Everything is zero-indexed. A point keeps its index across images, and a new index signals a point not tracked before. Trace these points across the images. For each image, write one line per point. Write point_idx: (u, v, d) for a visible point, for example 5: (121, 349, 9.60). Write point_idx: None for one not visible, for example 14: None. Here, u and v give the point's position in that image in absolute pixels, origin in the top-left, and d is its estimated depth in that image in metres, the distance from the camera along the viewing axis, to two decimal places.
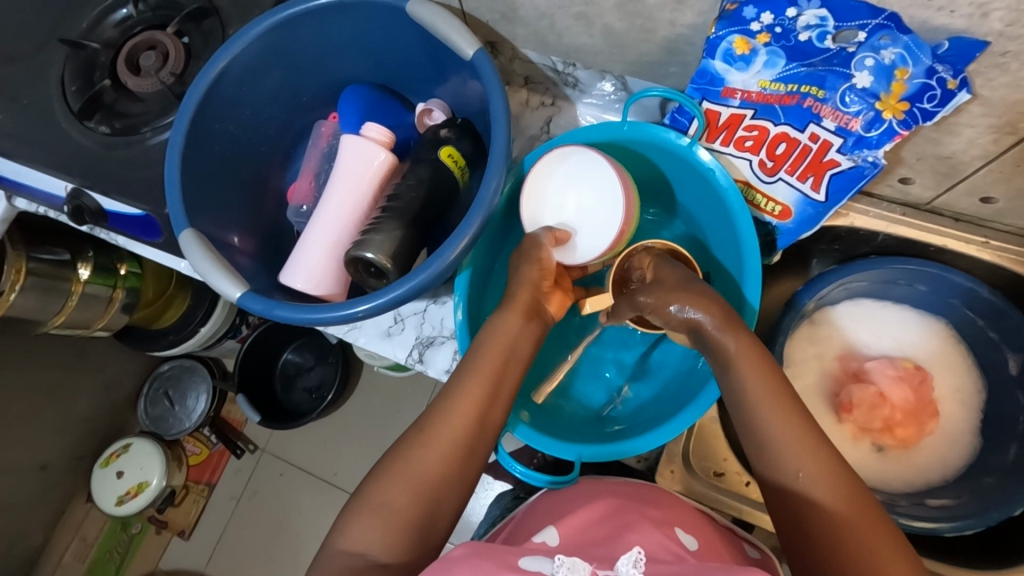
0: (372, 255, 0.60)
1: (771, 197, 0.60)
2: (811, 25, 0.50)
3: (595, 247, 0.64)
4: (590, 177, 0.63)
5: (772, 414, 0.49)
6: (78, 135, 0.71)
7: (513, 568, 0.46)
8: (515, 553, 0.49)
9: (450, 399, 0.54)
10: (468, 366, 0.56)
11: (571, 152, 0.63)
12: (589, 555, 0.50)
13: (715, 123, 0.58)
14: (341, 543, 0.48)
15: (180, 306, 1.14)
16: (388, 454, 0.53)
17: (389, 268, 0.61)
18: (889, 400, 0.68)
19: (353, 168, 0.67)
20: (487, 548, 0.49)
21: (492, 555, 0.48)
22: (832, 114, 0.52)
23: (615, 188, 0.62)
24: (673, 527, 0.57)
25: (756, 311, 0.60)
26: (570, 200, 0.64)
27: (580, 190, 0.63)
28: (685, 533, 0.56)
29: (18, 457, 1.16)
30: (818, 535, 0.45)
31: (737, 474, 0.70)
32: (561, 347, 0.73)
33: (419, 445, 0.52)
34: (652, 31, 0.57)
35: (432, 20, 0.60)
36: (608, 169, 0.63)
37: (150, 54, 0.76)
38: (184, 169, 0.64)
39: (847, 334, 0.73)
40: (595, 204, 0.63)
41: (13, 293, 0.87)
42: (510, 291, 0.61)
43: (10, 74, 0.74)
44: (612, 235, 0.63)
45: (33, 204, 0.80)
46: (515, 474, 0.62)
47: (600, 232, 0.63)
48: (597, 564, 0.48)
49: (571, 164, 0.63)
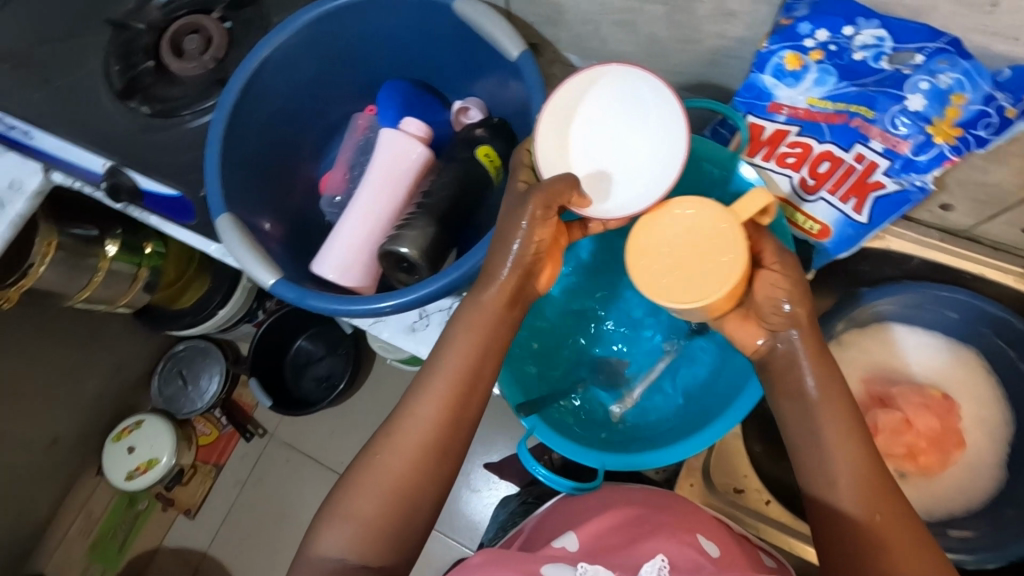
0: (406, 250, 0.61)
1: (810, 216, 0.57)
2: (867, 45, 0.48)
3: (633, 193, 0.55)
4: (628, 111, 0.56)
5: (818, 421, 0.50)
6: (121, 118, 0.74)
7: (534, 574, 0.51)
8: (534, 561, 0.53)
9: (443, 389, 0.53)
10: (466, 346, 0.54)
11: (611, 76, 0.56)
12: (608, 561, 0.53)
13: (758, 136, 0.57)
14: (383, 526, 0.50)
15: (198, 289, 1.16)
16: (385, 442, 0.52)
17: (416, 262, 0.61)
18: (913, 427, 0.66)
19: (389, 161, 0.66)
20: (509, 556, 0.54)
21: (514, 563, 0.53)
22: (881, 136, 0.51)
23: (660, 120, 0.55)
24: (694, 533, 0.57)
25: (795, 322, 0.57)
26: (602, 145, 0.56)
27: (611, 128, 0.57)
28: (707, 540, 0.56)
29: (33, 427, 1.17)
30: (853, 538, 0.47)
31: (757, 492, 0.69)
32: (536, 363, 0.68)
33: (449, 439, 0.53)
34: (698, 41, 0.57)
35: (479, 20, 0.61)
36: (643, 98, 0.55)
37: (192, 38, 0.76)
38: (222, 152, 0.64)
39: (875, 357, 0.71)
40: (633, 145, 0.56)
41: (43, 267, 0.88)
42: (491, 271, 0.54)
43: (56, 53, 0.76)
44: (655, 181, 0.55)
45: (70, 179, 0.74)
46: (537, 477, 0.58)
47: (638, 179, 0.55)
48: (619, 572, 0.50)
49: (602, 103, 0.56)
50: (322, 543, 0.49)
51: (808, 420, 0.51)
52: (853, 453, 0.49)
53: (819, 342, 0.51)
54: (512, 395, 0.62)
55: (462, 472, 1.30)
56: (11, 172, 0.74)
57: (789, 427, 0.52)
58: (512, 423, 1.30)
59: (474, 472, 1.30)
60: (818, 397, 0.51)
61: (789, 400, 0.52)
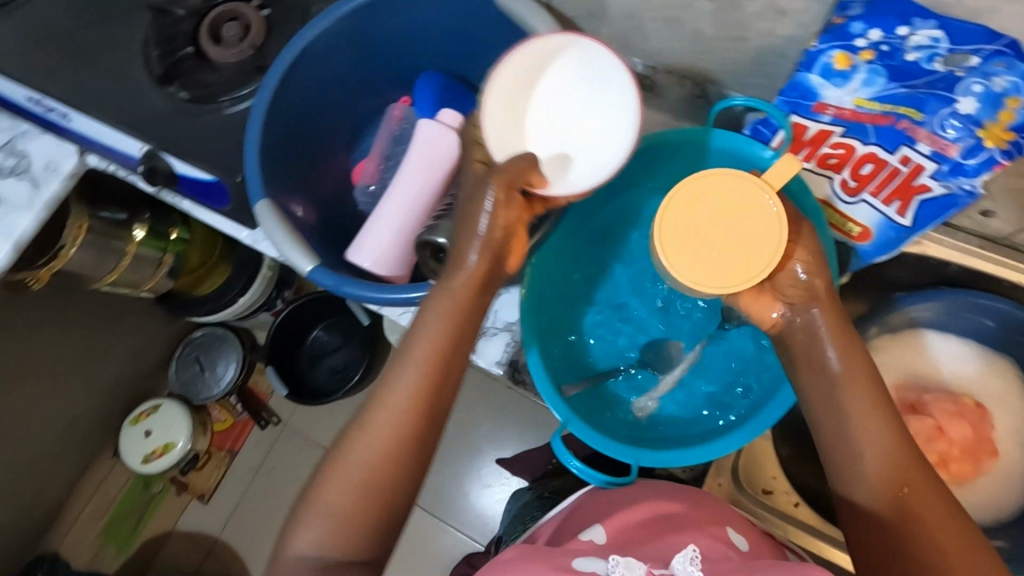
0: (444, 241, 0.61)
1: (850, 218, 0.57)
2: (921, 46, 0.48)
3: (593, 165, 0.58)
4: (584, 88, 0.58)
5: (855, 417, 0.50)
6: (160, 102, 0.74)
7: (566, 569, 0.50)
8: (564, 554, 0.53)
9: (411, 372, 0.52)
10: (452, 324, 0.53)
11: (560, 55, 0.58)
12: (640, 555, 0.52)
13: (801, 137, 0.56)
14: (359, 520, 0.49)
15: (221, 274, 1.16)
16: (386, 426, 0.50)
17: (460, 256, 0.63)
18: (945, 434, 0.65)
19: (427, 153, 0.66)
20: (538, 551, 0.54)
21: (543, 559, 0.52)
22: (928, 138, 0.51)
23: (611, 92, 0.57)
24: (723, 526, 0.58)
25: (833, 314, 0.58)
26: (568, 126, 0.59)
27: (568, 108, 0.59)
28: (736, 533, 0.57)
29: (55, 407, 1.19)
30: (899, 532, 0.47)
31: (786, 494, 0.69)
32: (555, 344, 0.67)
33: (434, 426, 0.52)
34: (744, 39, 0.56)
35: (522, 13, 0.61)
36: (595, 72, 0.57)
37: (231, 25, 0.77)
38: (262, 138, 0.64)
39: (908, 363, 0.70)
40: (602, 125, 0.58)
41: (73, 249, 0.89)
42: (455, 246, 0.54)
43: (97, 35, 0.77)
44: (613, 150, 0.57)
45: (103, 162, 0.77)
46: (571, 469, 0.61)
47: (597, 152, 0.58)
48: (651, 563, 0.50)
49: (554, 84, 0.58)
50: (348, 526, 0.49)
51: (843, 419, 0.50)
52: (891, 448, 0.49)
53: (844, 325, 0.52)
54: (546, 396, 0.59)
55: (474, 467, 1.30)
56: (49, 154, 0.75)
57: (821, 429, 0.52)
58: (528, 419, 1.30)
59: (485, 467, 1.30)
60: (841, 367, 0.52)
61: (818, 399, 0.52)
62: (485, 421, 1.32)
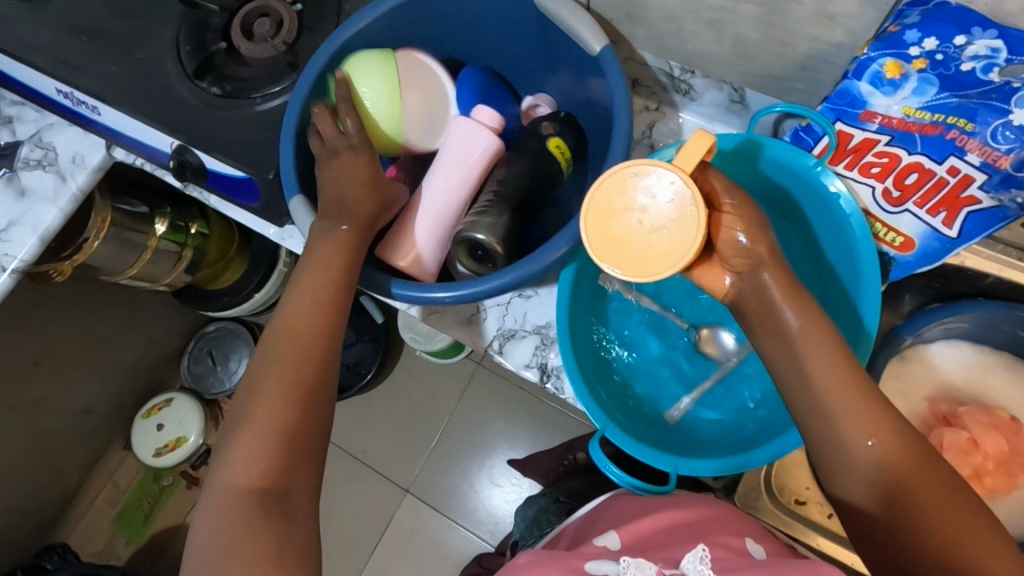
0: (484, 236, 0.61)
1: (893, 227, 0.57)
2: (979, 56, 0.47)
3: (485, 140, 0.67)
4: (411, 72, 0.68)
5: (873, 418, 0.48)
6: (188, 94, 0.73)
7: (580, 572, 0.53)
8: (578, 557, 0.56)
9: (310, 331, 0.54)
10: (333, 288, 0.56)
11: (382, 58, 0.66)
12: (653, 556, 0.54)
13: (844, 145, 0.56)
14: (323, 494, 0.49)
15: (237, 270, 1.14)
16: (286, 393, 0.51)
17: (496, 251, 0.62)
18: (981, 448, 0.64)
19: (461, 150, 0.66)
20: (553, 556, 0.57)
21: (557, 562, 0.55)
22: (979, 149, 0.49)
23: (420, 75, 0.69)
24: (742, 536, 0.58)
25: (875, 337, 0.55)
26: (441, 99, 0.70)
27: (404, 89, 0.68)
28: (753, 542, 0.57)
29: (71, 397, 1.19)
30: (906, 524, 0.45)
31: (819, 505, 0.65)
32: (596, 345, 0.68)
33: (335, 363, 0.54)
34: (789, 45, 0.57)
35: (561, 13, 0.60)
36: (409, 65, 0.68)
37: (263, 21, 0.76)
38: (296, 134, 0.64)
39: (938, 375, 0.70)
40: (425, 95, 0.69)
41: (97, 242, 0.89)
42: (348, 204, 0.59)
43: (130, 26, 0.76)
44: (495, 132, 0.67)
45: (132, 155, 0.80)
46: (610, 475, 0.60)
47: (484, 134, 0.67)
48: (661, 564, 0.52)
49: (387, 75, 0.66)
50: (261, 502, 0.47)
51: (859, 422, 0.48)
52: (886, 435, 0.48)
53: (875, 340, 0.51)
54: (583, 399, 0.60)
55: (485, 465, 1.30)
56: (77, 148, 0.81)
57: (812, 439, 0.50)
58: (543, 421, 1.30)
59: (498, 467, 1.29)
60: (798, 326, 0.51)
61: (793, 392, 0.51)
62: (498, 419, 1.31)
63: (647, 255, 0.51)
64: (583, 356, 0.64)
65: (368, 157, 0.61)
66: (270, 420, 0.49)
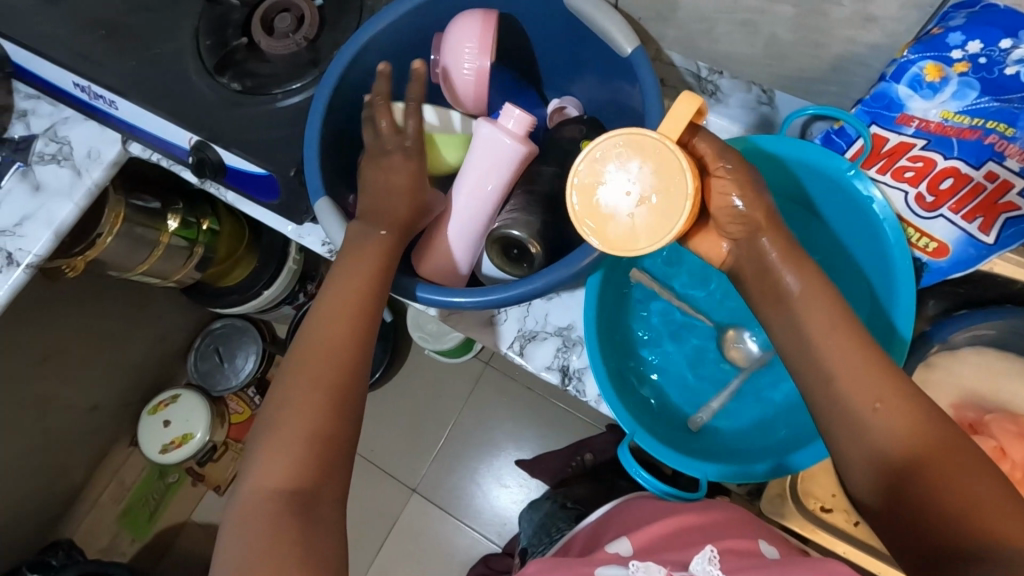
0: (519, 233, 0.61)
1: (926, 233, 0.56)
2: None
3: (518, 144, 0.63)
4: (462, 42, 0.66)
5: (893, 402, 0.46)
6: (208, 90, 0.72)
7: None
8: (588, 564, 0.57)
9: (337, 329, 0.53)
10: (365, 288, 0.55)
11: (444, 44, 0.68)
12: (663, 559, 0.55)
13: (878, 149, 0.55)
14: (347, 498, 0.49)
15: (247, 267, 1.13)
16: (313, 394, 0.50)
17: (537, 252, 0.62)
18: (1009, 457, 0.63)
19: (490, 157, 0.62)
20: (563, 562, 0.58)
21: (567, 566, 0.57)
22: (1019, 154, 0.49)
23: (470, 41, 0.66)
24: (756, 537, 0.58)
25: (911, 338, 0.55)
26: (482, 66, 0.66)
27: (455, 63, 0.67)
28: (766, 544, 0.57)
29: (78, 393, 1.17)
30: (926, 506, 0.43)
31: (844, 513, 0.63)
32: (621, 349, 0.67)
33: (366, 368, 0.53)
34: (825, 47, 0.57)
35: (591, 11, 0.59)
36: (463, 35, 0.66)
37: (283, 16, 0.75)
38: (320, 131, 0.63)
39: (963, 382, 0.69)
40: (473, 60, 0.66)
41: (110, 237, 0.88)
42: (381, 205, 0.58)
43: (149, 19, 0.76)
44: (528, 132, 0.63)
45: (148, 150, 0.79)
46: (639, 481, 0.60)
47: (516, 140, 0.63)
48: (670, 568, 0.54)
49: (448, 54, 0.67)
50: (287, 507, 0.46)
51: (868, 404, 0.46)
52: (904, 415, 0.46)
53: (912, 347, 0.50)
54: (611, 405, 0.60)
55: (494, 465, 1.29)
56: (91, 142, 0.80)
57: (834, 432, 0.48)
58: (552, 422, 1.29)
59: (506, 467, 1.29)
60: (801, 297, 0.50)
61: (816, 385, 0.49)
62: (507, 420, 1.31)
63: (632, 227, 0.50)
64: (609, 359, 0.63)
65: (397, 155, 0.60)
66: (297, 422, 0.48)
